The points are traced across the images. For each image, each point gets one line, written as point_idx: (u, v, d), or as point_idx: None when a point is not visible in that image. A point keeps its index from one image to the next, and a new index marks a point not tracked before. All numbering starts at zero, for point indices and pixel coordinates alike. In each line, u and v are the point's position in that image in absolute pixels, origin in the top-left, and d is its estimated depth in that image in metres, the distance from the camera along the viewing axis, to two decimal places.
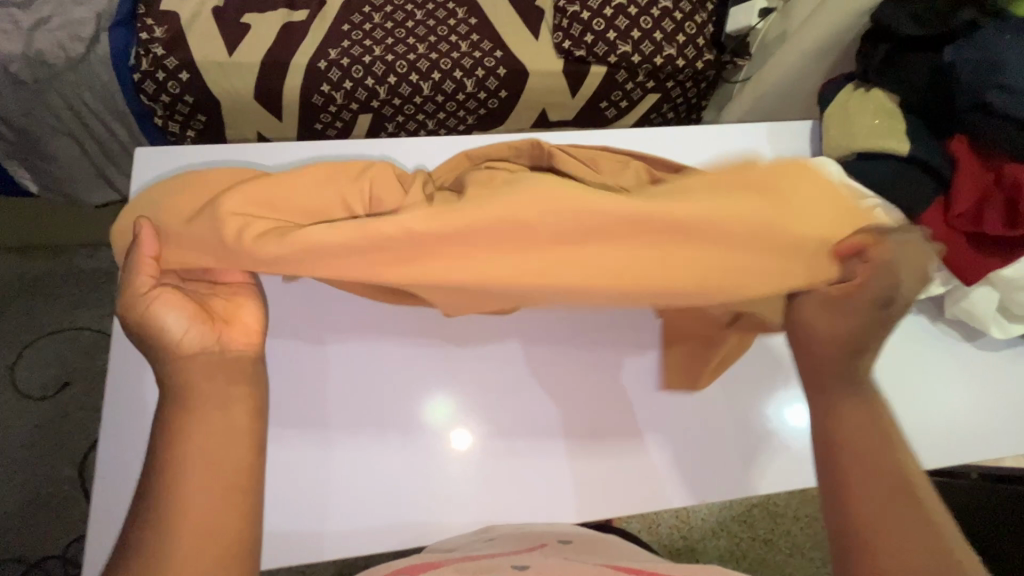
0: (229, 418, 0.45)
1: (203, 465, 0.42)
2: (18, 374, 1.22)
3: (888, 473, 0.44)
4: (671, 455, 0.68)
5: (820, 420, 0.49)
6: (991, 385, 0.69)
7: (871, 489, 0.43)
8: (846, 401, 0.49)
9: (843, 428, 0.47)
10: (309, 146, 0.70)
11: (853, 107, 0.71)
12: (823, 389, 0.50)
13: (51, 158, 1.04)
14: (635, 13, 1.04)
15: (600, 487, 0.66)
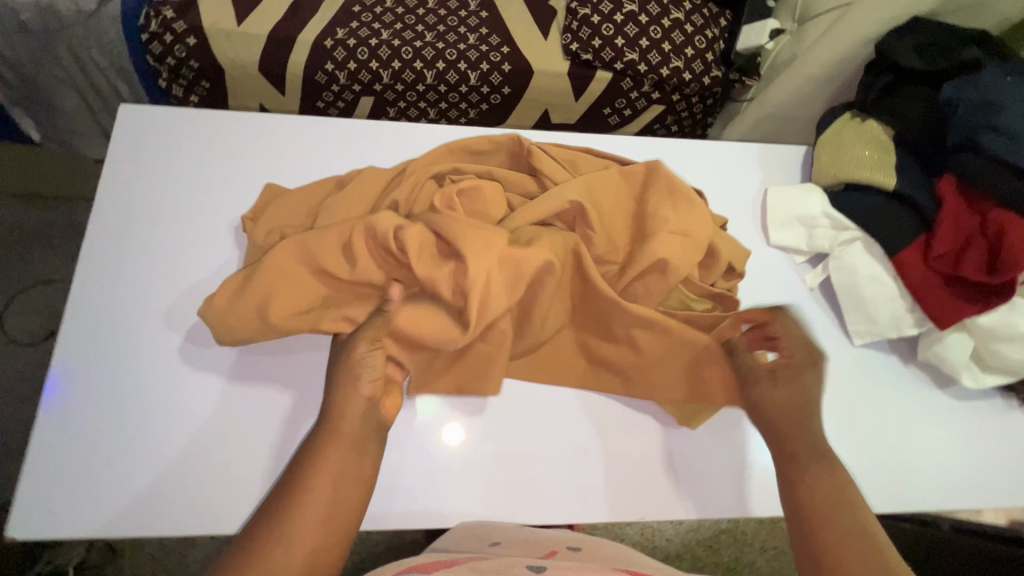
0: (359, 469, 0.52)
1: (323, 505, 0.48)
2: (7, 319, 1.24)
3: (852, 531, 0.50)
4: (693, 474, 0.62)
5: (789, 490, 0.55)
6: (971, 433, 0.67)
7: (850, 550, 0.49)
8: (812, 469, 0.55)
9: (812, 501, 0.53)
10: (286, 123, 0.68)
11: (847, 135, 0.69)
12: (792, 458, 0.57)
13: (56, 108, 1.05)
14: (646, 22, 1.03)
15: (621, 497, 0.60)
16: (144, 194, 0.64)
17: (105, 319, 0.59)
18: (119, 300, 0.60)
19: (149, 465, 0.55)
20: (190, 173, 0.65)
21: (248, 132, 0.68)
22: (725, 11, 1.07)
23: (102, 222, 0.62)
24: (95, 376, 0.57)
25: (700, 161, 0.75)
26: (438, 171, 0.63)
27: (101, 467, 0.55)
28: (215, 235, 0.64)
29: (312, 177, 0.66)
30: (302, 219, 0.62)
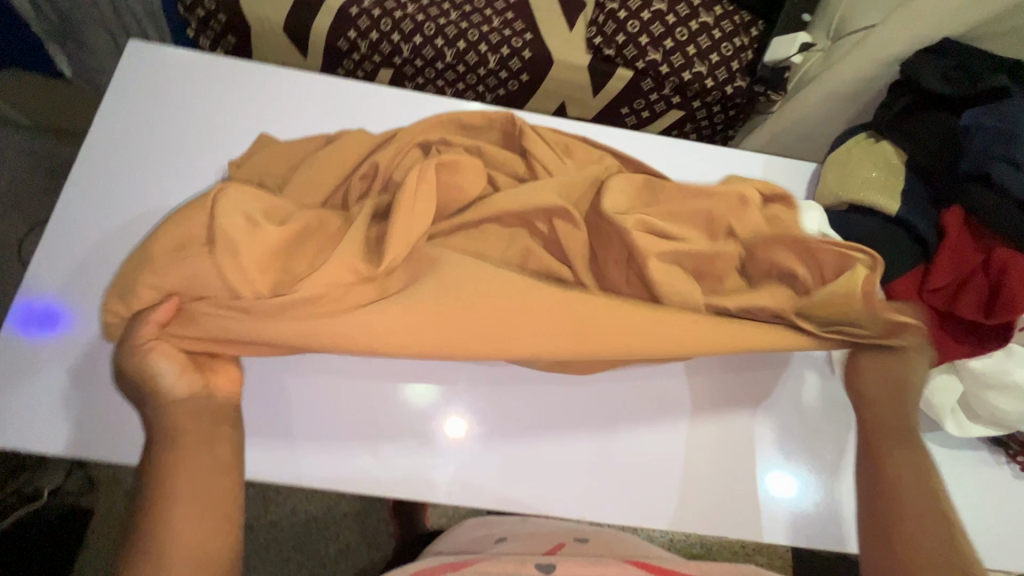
0: (213, 455, 0.49)
1: (195, 496, 0.47)
2: (26, 247, 1.29)
3: (934, 528, 0.48)
4: (710, 488, 0.60)
5: (871, 477, 0.53)
6: (965, 486, 0.63)
7: (926, 539, 0.48)
8: (896, 456, 0.53)
9: (896, 482, 0.51)
10: (286, 79, 0.69)
11: (856, 155, 0.66)
12: (872, 448, 0.55)
13: (88, 48, 1.08)
14: (673, 23, 1.01)
15: (639, 505, 0.59)
16: (136, 130, 0.65)
17: (80, 248, 0.60)
18: (96, 231, 0.61)
19: (98, 394, 0.56)
20: (182, 115, 0.66)
21: (246, 83, 0.68)
22: (758, 20, 1.04)
23: (88, 169, 0.63)
24: (58, 303, 0.58)
25: (704, 164, 0.71)
26: (424, 141, 0.62)
27: (50, 392, 0.56)
28: (200, 177, 0.64)
29: (303, 133, 0.66)
30: (284, 166, 0.62)
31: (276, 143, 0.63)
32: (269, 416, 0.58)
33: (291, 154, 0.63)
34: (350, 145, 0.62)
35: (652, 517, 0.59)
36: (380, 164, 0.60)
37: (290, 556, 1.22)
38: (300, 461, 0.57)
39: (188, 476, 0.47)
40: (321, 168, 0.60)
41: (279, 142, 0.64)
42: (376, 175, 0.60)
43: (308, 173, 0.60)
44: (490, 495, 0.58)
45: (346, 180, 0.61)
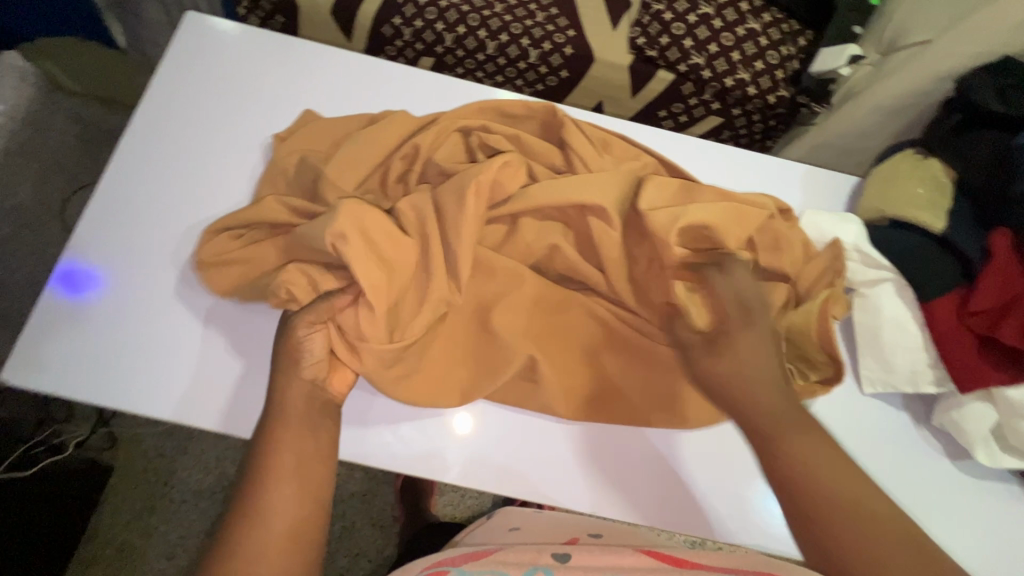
0: (315, 444, 0.52)
1: (294, 477, 0.50)
2: None
3: (860, 511, 0.48)
4: (728, 500, 0.59)
5: (778, 475, 0.51)
6: (992, 518, 0.61)
7: (855, 530, 0.47)
8: (792, 442, 0.52)
9: (805, 475, 0.50)
10: (332, 57, 0.70)
11: (903, 170, 0.64)
12: (772, 439, 0.52)
13: (142, 19, 1.11)
14: (719, 27, 0.99)
15: (658, 510, 0.58)
16: (184, 100, 0.67)
17: (120, 213, 0.62)
18: (138, 196, 0.63)
19: (132, 352, 0.58)
20: (230, 87, 0.68)
21: (292, 59, 0.69)
22: (807, 29, 1.01)
23: (141, 136, 0.65)
24: (96, 263, 0.60)
25: (745, 169, 0.70)
26: (464, 127, 0.63)
27: (85, 349, 0.57)
28: (244, 149, 0.66)
29: (347, 112, 0.67)
30: (326, 142, 0.63)
31: (318, 120, 0.64)
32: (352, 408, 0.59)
33: (330, 131, 0.63)
34: (393, 125, 0.62)
35: (673, 522, 0.58)
36: (420, 146, 0.61)
37: None
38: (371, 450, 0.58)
39: (290, 453, 0.51)
40: (363, 146, 0.60)
41: (322, 119, 0.65)
42: (416, 156, 0.61)
43: (347, 151, 0.60)
44: (505, 487, 0.58)
45: (387, 159, 0.62)
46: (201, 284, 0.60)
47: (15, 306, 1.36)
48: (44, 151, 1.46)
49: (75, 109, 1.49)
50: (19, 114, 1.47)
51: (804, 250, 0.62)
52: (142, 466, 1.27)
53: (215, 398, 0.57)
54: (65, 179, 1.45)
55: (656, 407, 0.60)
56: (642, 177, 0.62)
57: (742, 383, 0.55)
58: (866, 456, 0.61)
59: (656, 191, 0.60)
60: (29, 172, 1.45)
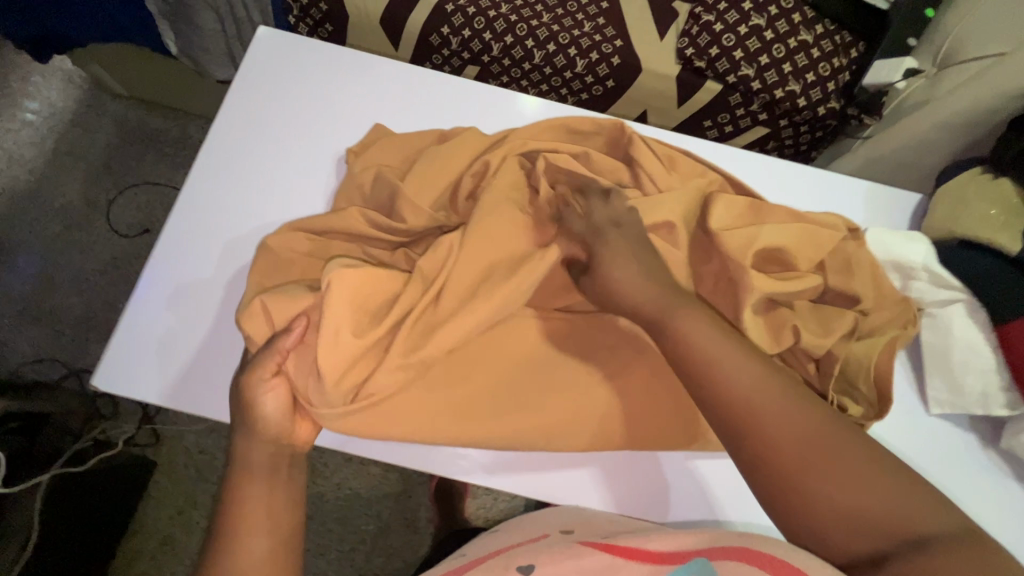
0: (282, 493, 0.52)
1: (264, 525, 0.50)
2: (115, 211, 1.46)
3: (752, 372, 0.47)
4: (727, 487, 0.64)
5: (674, 348, 0.50)
6: None
7: (744, 384, 0.47)
8: (687, 319, 0.51)
9: (698, 345, 0.49)
10: (401, 71, 0.71)
11: (973, 190, 0.63)
12: (665, 318, 0.51)
13: (195, 27, 1.12)
14: (770, 38, 0.99)
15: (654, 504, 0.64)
16: (254, 112, 0.69)
17: (185, 218, 0.65)
18: (201, 205, 0.65)
19: (184, 350, 0.61)
20: (300, 99, 0.70)
21: (359, 73, 0.71)
22: (859, 41, 1.01)
23: (215, 146, 0.67)
24: (153, 265, 0.63)
25: (808, 186, 0.70)
26: (537, 147, 0.64)
27: (136, 342, 0.61)
28: (316, 163, 0.67)
29: (416, 126, 0.69)
30: (399, 159, 0.65)
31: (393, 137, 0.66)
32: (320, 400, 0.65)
33: (403, 147, 0.66)
34: (463, 144, 0.64)
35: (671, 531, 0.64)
36: (491, 164, 0.62)
37: (331, 526, 1.27)
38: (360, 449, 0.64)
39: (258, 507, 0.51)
40: (436, 164, 0.63)
41: (395, 134, 0.67)
42: (487, 172, 0.63)
43: (419, 170, 0.62)
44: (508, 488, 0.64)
45: (458, 176, 0.63)
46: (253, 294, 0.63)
47: (61, 303, 1.40)
48: (90, 153, 1.50)
49: (119, 112, 1.53)
50: (66, 118, 1.51)
51: (872, 272, 0.62)
52: (183, 463, 1.29)
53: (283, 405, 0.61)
54: (111, 180, 1.49)
55: None
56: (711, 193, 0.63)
57: (633, 274, 0.54)
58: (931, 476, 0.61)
59: (723, 210, 0.61)
60: (76, 174, 1.48)
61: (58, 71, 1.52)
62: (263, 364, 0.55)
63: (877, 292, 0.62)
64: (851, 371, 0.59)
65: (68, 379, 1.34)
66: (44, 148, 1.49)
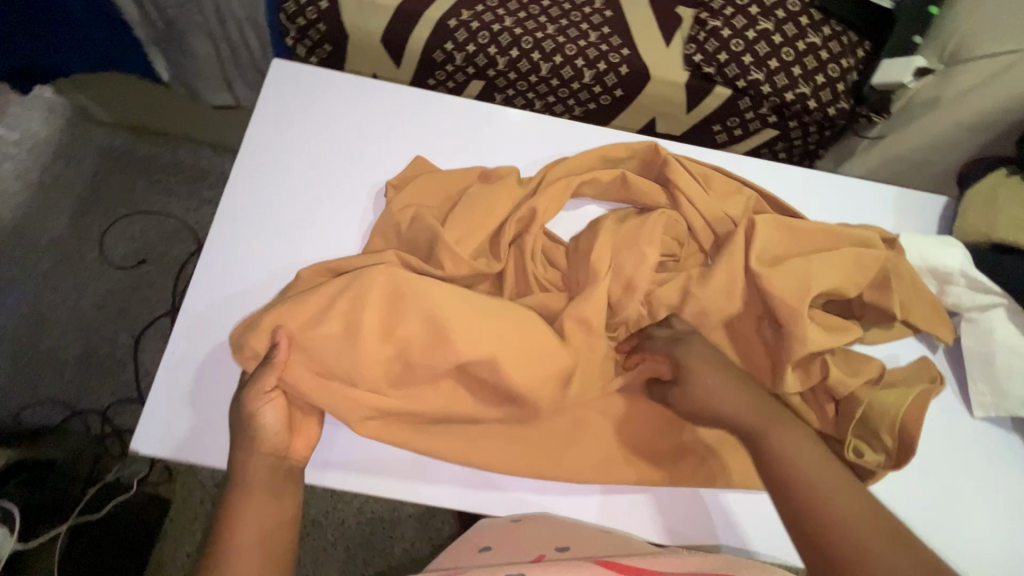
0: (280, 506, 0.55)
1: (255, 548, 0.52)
2: (107, 241, 1.39)
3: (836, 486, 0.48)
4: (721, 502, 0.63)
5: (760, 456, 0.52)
6: None
7: (832, 499, 0.48)
8: (781, 435, 0.52)
9: (787, 456, 0.51)
10: (428, 104, 0.74)
11: (1004, 193, 0.64)
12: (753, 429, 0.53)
13: (188, 52, 1.08)
14: (779, 42, 0.99)
15: (672, 524, 0.62)
16: (286, 149, 0.70)
17: (222, 254, 0.65)
18: (239, 241, 0.66)
19: (220, 392, 0.61)
20: (336, 135, 0.72)
21: (393, 108, 0.73)
22: (864, 41, 1.02)
23: (245, 184, 0.68)
24: (183, 316, 0.63)
25: (837, 197, 0.71)
26: (583, 182, 0.67)
27: (171, 379, 0.61)
28: (354, 198, 0.69)
29: (456, 162, 0.72)
30: (440, 197, 0.68)
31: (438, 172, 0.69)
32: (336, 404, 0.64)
33: (447, 180, 0.69)
34: (507, 190, 0.67)
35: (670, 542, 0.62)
36: (536, 212, 0.66)
37: (354, 552, 1.23)
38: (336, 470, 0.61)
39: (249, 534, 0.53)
40: (480, 210, 0.66)
41: (438, 170, 0.70)
42: (531, 218, 0.66)
43: (471, 206, 0.66)
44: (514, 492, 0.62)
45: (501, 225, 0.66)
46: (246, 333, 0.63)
47: (58, 343, 1.32)
48: (76, 183, 1.41)
49: (103, 137, 1.45)
50: (49, 148, 1.42)
51: (911, 283, 0.64)
52: (198, 498, 1.26)
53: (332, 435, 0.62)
54: (102, 211, 1.41)
55: None
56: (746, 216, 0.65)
57: (720, 386, 0.56)
58: (976, 480, 0.62)
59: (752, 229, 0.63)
60: (65, 206, 1.40)
61: (38, 99, 1.43)
62: (263, 376, 0.55)
63: (916, 303, 0.63)
64: (874, 421, 0.58)
65: (71, 421, 1.27)
66: (29, 180, 1.40)
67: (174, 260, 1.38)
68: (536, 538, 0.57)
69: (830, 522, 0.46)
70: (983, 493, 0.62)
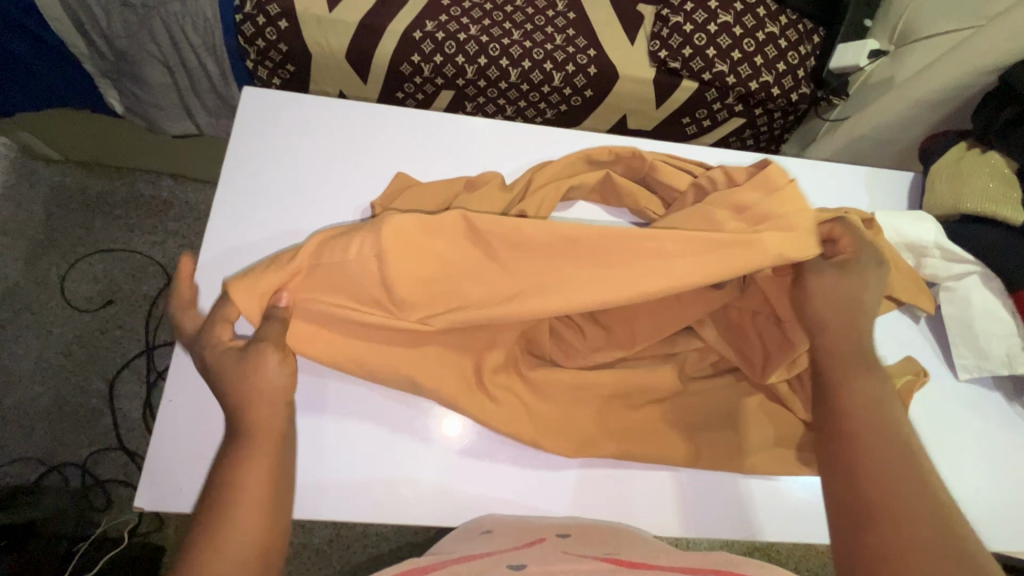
0: None
1: None
2: (68, 285, 1.32)
3: (888, 433, 0.49)
4: (698, 484, 0.65)
5: (837, 387, 0.54)
6: None
7: (869, 437, 0.50)
8: (861, 376, 0.54)
9: (858, 397, 0.52)
10: (396, 115, 0.73)
11: (966, 167, 0.68)
12: (839, 364, 0.55)
13: (142, 82, 1.03)
14: (739, 34, 1.02)
15: (645, 512, 0.64)
16: (261, 176, 0.69)
17: (212, 291, 0.64)
18: (227, 274, 0.65)
19: (210, 420, 0.60)
20: (318, 157, 0.70)
21: (374, 127, 0.72)
22: (818, 28, 1.06)
23: (222, 213, 0.67)
24: (175, 359, 0.61)
25: (811, 180, 0.74)
26: (572, 185, 0.69)
27: (167, 430, 0.59)
28: (340, 220, 0.68)
29: (442, 175, 0.71)
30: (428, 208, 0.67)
31: (417, 187, 0.69)
32: (308, 391, 0.64)
33: (426, 192, 0.68)
34: (493, 200, 0.67)
35: (657, 527, 0.64)
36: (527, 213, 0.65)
37: None
38: (323, 482, 0.60)
39: None
40: None
41: (422, 183, 0.69)
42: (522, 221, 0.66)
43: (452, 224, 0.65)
44: (475, 497, 0.62)
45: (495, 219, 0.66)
46: None
47: (25, 396, 1.25)
48: (29, 226, 1.34)
49: (54, 176, 1.37)
50: None
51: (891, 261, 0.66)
52: None
53: (343, 403, 0.64)
54: (59, 253, 1.34)
55: (762, 415, 0.66)
56: (732, 179, 0.64)
57: (832, 311, 0.57)
58: (967, 440, 0.65)
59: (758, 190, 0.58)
60: (17, 251, 1.32)
61: None
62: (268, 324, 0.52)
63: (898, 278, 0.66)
64: None
65: (48, 477, 1.20)
66: None
67: (143, 297, 1.32)
68: (535, 532, 0.57)
69: (859, 447, 0.49)
70: (974, 450, 0.65)
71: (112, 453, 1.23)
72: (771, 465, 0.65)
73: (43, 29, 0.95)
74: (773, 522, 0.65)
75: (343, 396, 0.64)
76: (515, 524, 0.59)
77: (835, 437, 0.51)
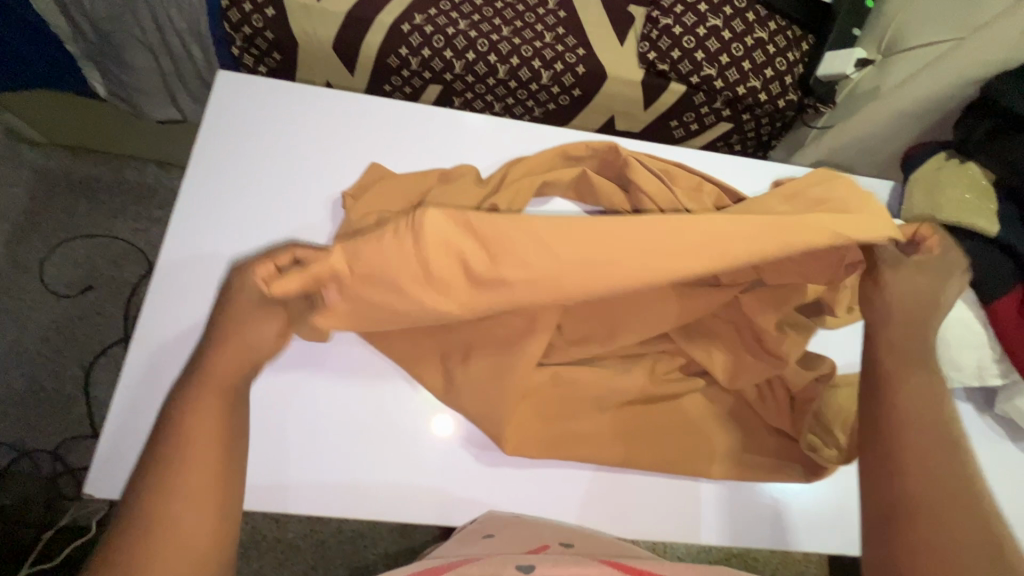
0: None
1: None
2: (47, 270, 1.30)
3: (933, 437, 0.48)
4: (684, 491, 0.64)
5: (887, 387, 0.52)
6: None
7: (911, 439, 0.48)
8: (913, 376, 0.52)
9: (908, 398, 0.50)
10: (377, 105, 0.72)
11: (944, 178, 0.67)
12: (889, 364, 0.53)
13: (125, 66, 1.02)
14: (728, 38, 1.02)
15: (631, 518, 0.63)
16: (234, 160, 0.68)
17: (177, 276, 0.63)
18: (192, 256, 0.64)
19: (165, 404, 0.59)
20: (295, 143, 0.69)
21: (355, 116, 0.72)
22: (808, 35, 1.06)
23: (192, 195, 0.66)
24: (135, 340, 0.60)
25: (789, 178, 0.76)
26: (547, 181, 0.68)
27: (121, 411, 0.58)
28: (312, 208, 0.67)
29: (417, 167, 0.71)
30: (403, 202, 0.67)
31: (392, 179, 0.68)
32: (305, 351, 0.64)
33: (402, 183, 0.68)
34: (469, 194, 0.66)
35: (646, 533, 0.63)
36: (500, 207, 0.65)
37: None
38: (289, 466, 0.60)
39: None
40: None
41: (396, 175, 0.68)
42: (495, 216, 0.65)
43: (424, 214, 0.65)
44: (459, 497, 0.61)
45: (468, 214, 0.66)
46: (181, 308, 0.62)
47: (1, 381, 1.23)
48: (10, 210, 1.32)
49: (37, 159, 1.35)
50: None
51: None
52: None
53: (327, 371, 0.64)
54: (41, 237, 1.32)
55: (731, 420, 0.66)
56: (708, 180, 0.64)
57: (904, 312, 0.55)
58: None
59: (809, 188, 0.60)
60: None
61: None
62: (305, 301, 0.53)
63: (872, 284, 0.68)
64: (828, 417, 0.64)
65: (19, 463, 1.18)
66: None
67: (124, 284, 1.30)
68: (540, 538, 0.55)
69: (903, 449, 0.48)
70: None
71: (87, 442, 1.21)
72: (739, 472, 0.64)
73: (27, 9, 0.94)
74: (758, 531, 0.64)
75: (334, 366, 0.64)
76: (517, 524, 0.58)
77: (869, 422, 0.51)
